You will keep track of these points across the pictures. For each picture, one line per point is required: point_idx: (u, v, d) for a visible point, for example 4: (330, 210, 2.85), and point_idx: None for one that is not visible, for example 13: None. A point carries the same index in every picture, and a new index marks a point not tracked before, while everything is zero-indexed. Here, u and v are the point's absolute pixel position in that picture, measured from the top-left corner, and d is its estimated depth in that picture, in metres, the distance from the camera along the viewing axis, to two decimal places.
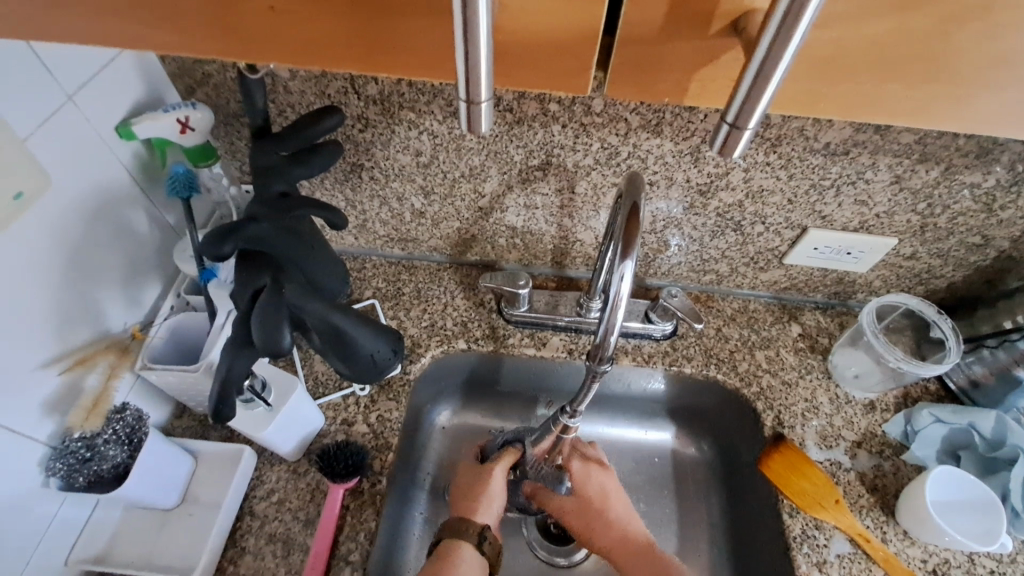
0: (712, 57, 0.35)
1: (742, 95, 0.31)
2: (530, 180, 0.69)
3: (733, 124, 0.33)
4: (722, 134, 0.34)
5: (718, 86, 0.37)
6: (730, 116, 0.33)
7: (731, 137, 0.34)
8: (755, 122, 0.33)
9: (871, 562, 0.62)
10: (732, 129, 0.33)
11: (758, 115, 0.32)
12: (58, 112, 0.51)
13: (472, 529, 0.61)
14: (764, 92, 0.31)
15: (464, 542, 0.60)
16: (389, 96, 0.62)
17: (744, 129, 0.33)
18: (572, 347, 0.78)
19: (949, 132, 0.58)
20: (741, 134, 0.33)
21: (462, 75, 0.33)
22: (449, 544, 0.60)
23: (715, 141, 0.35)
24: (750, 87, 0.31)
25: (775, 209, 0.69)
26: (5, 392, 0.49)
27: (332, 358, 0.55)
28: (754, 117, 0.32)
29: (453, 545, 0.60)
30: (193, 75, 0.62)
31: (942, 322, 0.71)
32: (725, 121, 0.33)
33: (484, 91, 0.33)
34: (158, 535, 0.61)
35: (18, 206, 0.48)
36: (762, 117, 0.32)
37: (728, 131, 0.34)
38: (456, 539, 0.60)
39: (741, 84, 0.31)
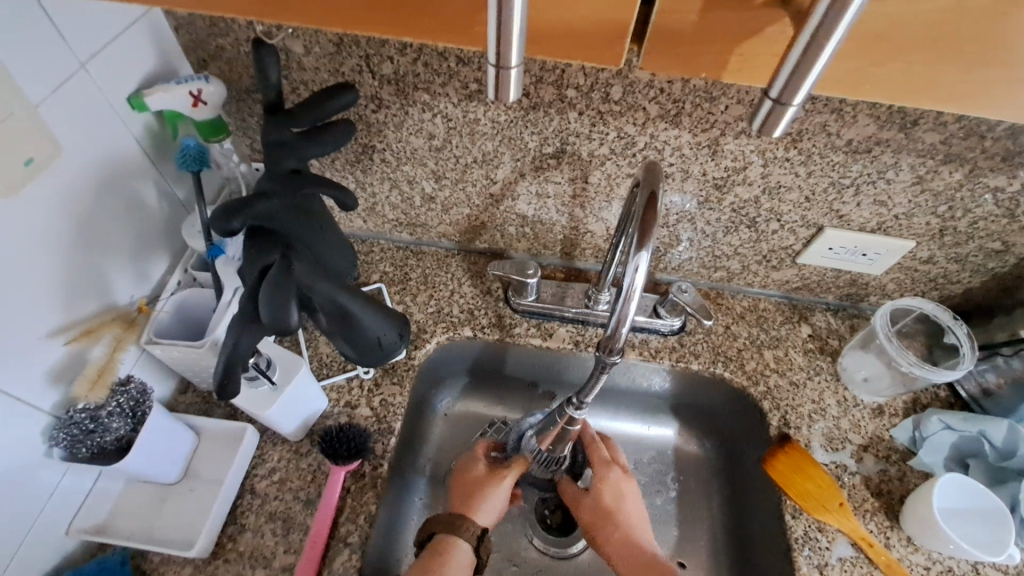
0: (754, 31, 0.38)
1: (788, 72, 0.33)
2: (543, 168, 0.68)
3: (776, 100, 0.35)
4: (765, 110, 0.36)
5: (758, 62, 0.41)
6: (773, 92, 0.34)
7: (772, 114, 0.35)
8: (800, 99, 0.34)
9: (873, 566, 0.62)
10: (775, 105, 0.35)
11: (802, 94, 0.34)
12: (70, 80, 0.50)
13: (469, 527, 0.61)
14: (812, 65, 0.32)
15: (461, 538, 0.60)
16: (404, 77, 0.61)
17: (789, 105, 0.35)
18: (578, 339, 0.77)
19: (976, 133, 0.56)
20: (784, 111, 0.35)
21: (494, 40, 0.34)
22: (442, 539, 0.60)
23: (756, 118, 0.36)
24: (797, 61, 0.32)
25: (791, 206, 0.68)
26: (10, 360, 0.49)
27: (337, 339, 0.54)
28: (799, 94, 0.34)
29: (448, 540, 0.60)
30: (207, 49, 0.61)
31: (956, 328, 0.69)
32: (768, 98, 0.35)
33: (515, 56, 0.35)
34: (159, 509, 0.62)
35: (28, 171, 0.47)
36: (807, 95, 0.34)
37: (772, 107, 0.35)
38: (452, 533, 0.60)
39: (788, 59, 0.32)
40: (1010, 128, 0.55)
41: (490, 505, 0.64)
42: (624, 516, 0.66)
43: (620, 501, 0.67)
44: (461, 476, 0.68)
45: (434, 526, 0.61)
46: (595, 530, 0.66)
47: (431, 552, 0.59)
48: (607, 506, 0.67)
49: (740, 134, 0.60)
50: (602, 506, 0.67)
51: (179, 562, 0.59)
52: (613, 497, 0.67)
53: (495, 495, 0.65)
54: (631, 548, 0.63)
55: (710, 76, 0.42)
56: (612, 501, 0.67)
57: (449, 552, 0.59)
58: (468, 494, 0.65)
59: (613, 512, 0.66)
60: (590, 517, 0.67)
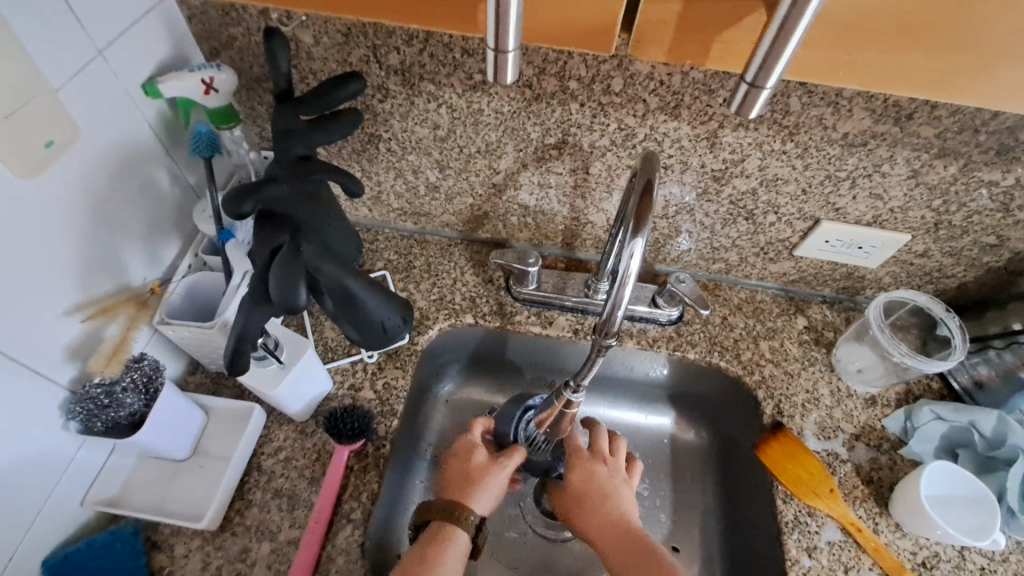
0: (736, 20, 0.45)
1: (761, 58, 0.36)
2: (545, 159, 0.70)
3: (751, 84, 0.38)
4: (742, 93, 0.39)
5: (738, 50, 0.47)
6: (749, 76, 0.37)
7: (748, 96, 0.38)
8: (772, 83, 0.37)
9: (861, 550, 0.63)
10: (750, 88, 0.38)
11: (775, 77, 0.37)
12: (88, 66, 0.52)
13: (469, 516, 0.60)
14: (784, 49, 0.35)
15: (460, 528, 0.60)
16: (410, 67, 0.62)
17: (764, 88, 0.38)
18: (577, 328, 0.78)
19: (970, 127, 0.57)
20: (758, 94, 0.38)
21: (493, 26, 0.37)
22: (440, 528, 0.59)
23: (734, 100, 0.40)
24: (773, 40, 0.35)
25: (788, 199, 0.69)
26: (30, 335, 0.51)
27: (341, 321, 0.56)
28: (772, 78, 0.37)
29: (447, 527, 0.59)
30: (219, 38, 0.63)
31: (949, 321, 0.70)
32: (744, 81, 0.38)
33: (511, 42, 0.38)
34: (169, 483, 0.64)
35: (49, 153, 0.49)
36: (778, 79, 0.37)
37: (748, 90, 0.38)
38: (453, 523, 0.59)
39: (764, 42, 0.35)
40: (1004, 123, 0.56)
41: (489, 495, 0.63)
42: (591, 501, 0.63)
43: (586, 488, 0.64)
44: (458, 462, 0.66)
45: (432, 514, 0.60)
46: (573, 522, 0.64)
47: (429, 539, 0.59)
48: (574, 495, 0.65)
49: (738, 126, 0.61)
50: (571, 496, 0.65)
51: (189, 534, 0.62)
52: (581, 483, 0.65)
53: (492, 483, 0.64)
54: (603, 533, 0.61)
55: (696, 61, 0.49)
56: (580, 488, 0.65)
57: (449, 540, 0.59)
58: (468, 481, 0.63)
59: (581, 499, 0.64)
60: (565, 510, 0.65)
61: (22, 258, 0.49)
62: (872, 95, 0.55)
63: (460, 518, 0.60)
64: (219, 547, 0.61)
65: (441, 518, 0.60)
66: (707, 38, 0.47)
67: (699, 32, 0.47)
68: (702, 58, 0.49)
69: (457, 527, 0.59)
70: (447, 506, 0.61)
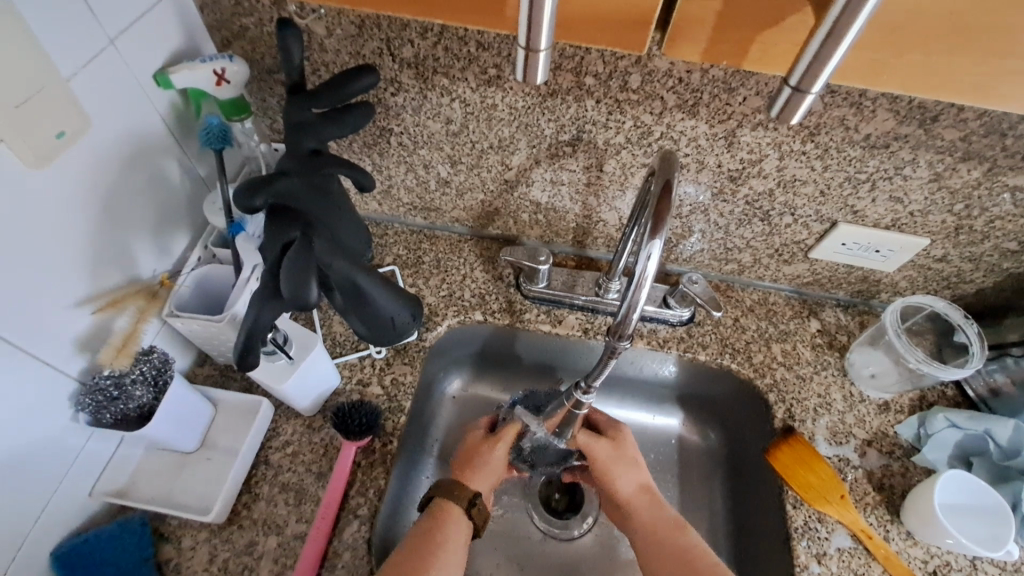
0: (777, 21, 0.46)
1: (807, 62, 0.35)
2: (558, 156, 0.69)
3: (795, 88, 0.37)
4: (784, 97, 0.38)
5: (778, 53, 0.48)
6: (793, 80, 0.36)
7: (791, 100, 0.37)
8: (817, 88, 0.36)
9: (870, 557, 0.62)
10: (795, 91, 0.37)
11: (821, 82, 0.36)
12: (100, 56, 0.51)
13: (464, 491, 0.61)
14: (834, 50, 0.34)
15: (458, 504, 0.60)
16: (424, 60, 0.61)
17: (807, 93, 0.37)
18: (587, 326, 0.78)
19: (997, 131, 0.56)
20: (802, 98, 0.37)
21: (525, 22, 0.37)
22: (439, 508, 0.60)
23: (776, 103, 0.38)
24: (824, 39, 0.33)
25: (806, 200, 0.67)
26: (40, 326, 0.51)
27: (352, 318, 0.55)
28: (818, 83, 0.36)
29: (446, 505, 0.60)
30: (231, 28, 0.62)
31: (967, 327, 0.69)
32: (788, 85, 0.37)
33: (543, 40, 0.37)
34: (176, 475, 0.64)
35: (60, 144, 0.49)
36: (825, 83, 0.36)
37: (790, 94, 0.37)
38: (450, 499, 0.60)
39: (809, 48, 0.35)
40: None
41: (485, 472, 0.64)
42: (641, 463, 0.66)
43: (636, 451, 0.66)
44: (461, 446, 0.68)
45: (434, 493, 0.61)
46: (615, 476, 0.64)
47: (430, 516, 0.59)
48: (626, 453, 0.65)
49: (757, 125, 0.60)
50: (621, 454, 0.65)
51: (196, 527, 0.62)
52: (635, 447, 0.67)
53: (489, 465, 0.65)
54: (647, 494, 0.63)
55: (732, 62, 0.50)
56: (633, 449, 0.66)
57: (448, 518, 0.59)
58: (469, 461, 0.65)
59: (632, 460, 0.65)
60: (609, 463, 0.65)
61: (31, 250, 0.49)
62: (897, 96, 0.54)
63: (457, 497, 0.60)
64: (226, 540, 0.61)
65: (441, 494, 0.61)
66: (745, 38, 0.48)
67: (737, 32, 0.48)
68: (739, 58, 0.49)
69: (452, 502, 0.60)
70: (446, 483, 0.61)
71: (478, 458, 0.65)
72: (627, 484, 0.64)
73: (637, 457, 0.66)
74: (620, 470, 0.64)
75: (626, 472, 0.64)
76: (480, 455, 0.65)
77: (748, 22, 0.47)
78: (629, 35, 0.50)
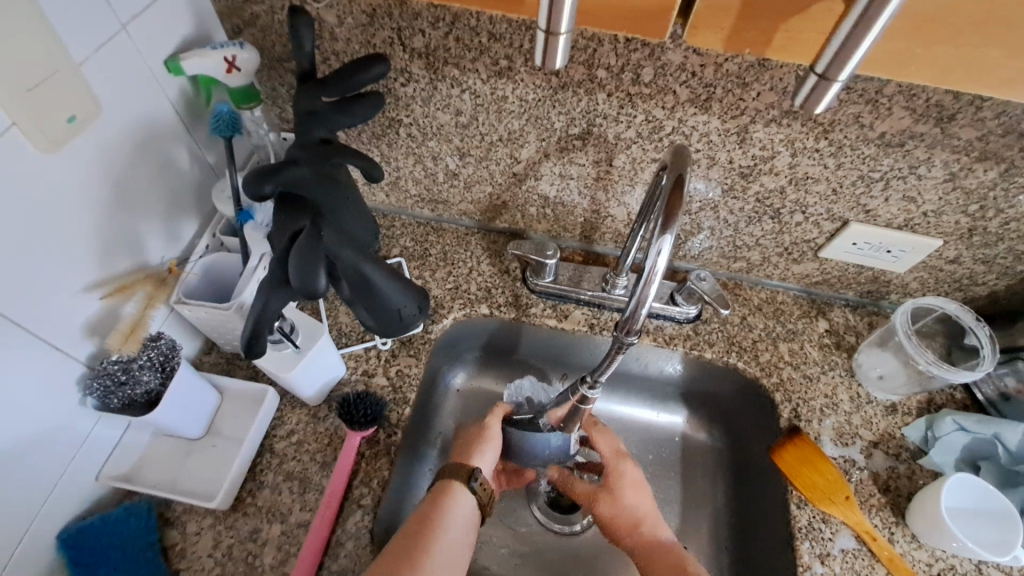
0: (803, 8, 0.45)
1: (835, 49, 0.35)
2: (568, 150, 0.68)
3: (821, 75, 0.36)
4: (809, 85, 0.37)
5: (804, 41, 0.48)
6: (819, 68, 0.36)
7: (817, 89, 0.37)
8: (845, 76, 0.36)
9: (874, 560, 0.62)
10: (820, 80, 0.36)
11: (848, 70, 0.35)
12: (112, 40, 0.51)
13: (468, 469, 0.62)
14: (861, 41, 0.33)
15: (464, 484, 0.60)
16: (435, 50, 0.61)
17: (834, 80, 0.36)
18: (593, 322, 0.77)
19: (1015, 130, 0.55)
20: (828, 87, 0.36)
21: (546, 6, 0.36)
22: (442, 485, 0.60)
23: (800, 93, 0.38)
24: (850, 31, 0.33)
25: (817, 198, 0.67)
26: (49, 310, 0.51)
27: (358, 308, 0.55)
28: (845, 70, 0.35)
29: (452, 484, 0.60)
30: (242, 16, 0.62)
31: (979, 331, 0.68)
32: (814, 72, 0.36)
33: (565, 23, 0.37)
34: (181, 461, 0.64)
35: (71, 129, 0.49)
36: (852, 72, 0.35)
37: (816, 82, 0.37)
38: (456, 478, 0.61)
39: (836, 36, 0.34)
40: None
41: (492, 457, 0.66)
42: (639, 498, 0.66)
43: (639, 485, 0.66)
44: (463, 432, 0.69)
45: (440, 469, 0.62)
46: (620, 494, 0.66)
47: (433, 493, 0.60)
48: (625, 488, 0.66)
49: (770, 122, 0.59)
50: (626, 475, 0.67)
51: (201, 513, 0.62)
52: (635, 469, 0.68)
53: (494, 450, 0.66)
54: (648, 516, 0.65)
55: (755, 50, 0.50)
56: (633, 482, 0.66)
57: (454, 496, 0.59)
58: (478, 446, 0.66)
59: (631, 495, 0.66)
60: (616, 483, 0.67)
61: (42, 234, 0.49)
62: (914, 93, 0.53)
63: (460, 475, 0.61)
64: (230, 527, 0.61)
65: (446, 471, 0.61)
66: (769, 25, 0.47)
67: (760, 21, 0.47)
68: (763, 46, 0.49)
69: (456, 482, 0.60)
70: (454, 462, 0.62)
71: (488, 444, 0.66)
72: (618, 514, 0.65)
73: (637, 492, 0.66)
74: (628, 490, 0.66)
75: (632, 492, 0.66)
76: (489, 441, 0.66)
77: (774, 9, 0.46)
78: (654, 21, 0.50)
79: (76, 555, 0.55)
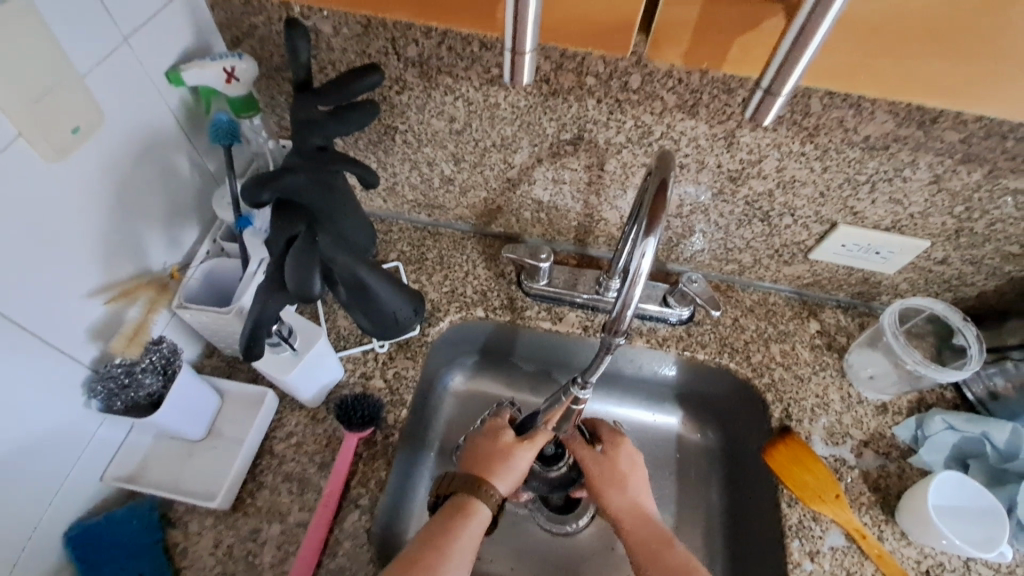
0: (757, 23, 0.50)
1: (778, 63, 0.37)
2: (560, 154, 0.70)
3: (767, 90, 0.39)
4: (756, 98, 0.40)
5: (757, 54, 0.53)
6: (764, 82, 0.38)
7: (763, 102, 0.39)
8: (788, 89, 0.38)
9: (864, 557, 0.63)
10: (766, 93, 0.39)
11: (791, 83, 0.38)
12: (114, 53, 0.53)
13: (488, 488, 0.60)
14: (800, 58, 0.36)
15: (483, 502, 0.60)
16: (428, 60, 0.62)
17: (778, 94, 0.38)
18: (587, 324, 0.79)
19: (997, 133, 0.56)
20: (773, 100, 0.39)
21: (510, 26, 0.38)
22: (460, 501, 0.59)
23: (749, 106, 0.40)
24: (788, 55, 0.36)
25: (806, 201, 0.68)
26: (54, 315, 0.53)
27: (354, 312, 0.57)
28: (788, 83, 0.37)
29: (470, 501, 0.59)
30: (241, 27, 0.64)
31: (966, 330, 0.69)
32: (760, 87, 0.39)
33: (529, 41, 0.39)
34: (183, 463, 0.66)
35: (75, 139, 0.51)
36: (795, 85, 0.38)
37: (762, 96, 0.39)
38: (473, 496, 0.59)
39: (778, 52, 0.36)
40: None
41: (511, 474, 0.63)
42: (633, 483, 0.64)
43: (630, 468, 0.65)
44: (480, 439, 0.66)
45: (454, 487, 0.61)
46: (606, 493, 0.64)
47: (451, 511, 0.59)
48: (618, 471, 0.65)
49: (756, 127, 0.61)
50: (615, 473, 0.65)
51: (202, 513, 0.63)
52: (629, 464, 0.66)
53: (514, 463, 0.64)
54: (639, 513, 0.62)
55: (714, 64, 0.55)
56: (627, 467, 0.66)
57: (473, 513, 0.59)
58: (494, 459, 0.63)
59: (624, 479, 0.64)
60: (602, 482, 0.65)
61: (46, 240, 0.51)
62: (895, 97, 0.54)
63: (477, 492, 0.60)
64: (230, 527, 0.63)
65: (464, 491, 0.60)
66: (724, 43, 0.53)
67: (718, 37, 0.53)
68: (720, 61, 0.55)
69: (478, 500, 0.59)
70: (470, 478, 0.61)
71: (504, 457, 0.64)
72: (618, 502, 0.63)
73: (631, 476, 0.65)
74: (613, 488, 0.64)
75: (617, 490, 0.64)
76: (503, 455, 0.64)
77: (729, 28, 0.52)
78: (616, 40, 0.55)
79: (82, 554, 0.57)
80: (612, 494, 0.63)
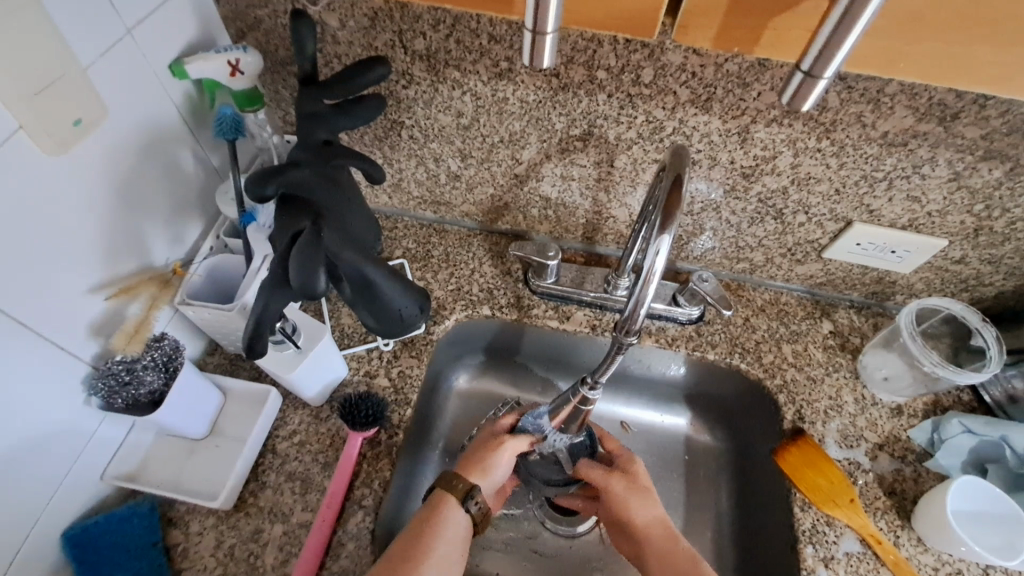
0: (790, 6, 0.46)
1: (820, 46, 0.35)
2: (569, 150, 0.68)
3: (807, 73, 0.37)
4: (796, 82, 0.38)
5: (792, 37, 0.48)
6: (805, 65, 0.37)
7: (803, 85, 0.38)
8: (830, 73, 0.37)
9: (879, 563, 0.61)
10: (806, 77, 0.37)
11: (834, 67, 0.36)
12: (117, 45, 0.52)
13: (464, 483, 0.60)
14: (848, 37, 0.34)
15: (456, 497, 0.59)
16: (436, 53, 0.61)
17: (820, 78, 0.37)
18: (595, 323, 0.77)
19: (1019, 129, 0.54)
20: (814, 83, 0.37)
21: (532, 7, 0.37)
22: (438, 494, 0.60)
23: (788, 89, 0.39)
24: (829, 36, 0.34)
25: (820, 198, 0.66)
26: (55, 313, 0.52)
27: (361, 310, 0.55)
28: (830, 68, 0.36)
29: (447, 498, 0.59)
30: (246, 20, 0.63)
31: (985, 331, 0.67)
32: (800, 70, 0.37)
33: (551, 23, 0.38)
34: (185, 462, 0.65)
35: (77, 132, 0.50)
36: (838, 69, 0.36)
37: (803, 79, 0.38)
38: (449, 490, 0.59)
39: (820, 35, 0.35)
40: None
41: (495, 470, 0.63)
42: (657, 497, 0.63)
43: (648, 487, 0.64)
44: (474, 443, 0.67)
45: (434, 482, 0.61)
46: (631, 506, 0.62)
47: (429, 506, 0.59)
48: (640, 485, 0.63)
49: (772, 121, 0.59)
50: (637, 486, 0.63)
51: (204, 512, 0.62)
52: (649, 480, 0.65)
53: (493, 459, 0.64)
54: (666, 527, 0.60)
55: (743, 49, 0.51)
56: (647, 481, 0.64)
57: (448, 507, 0.58)
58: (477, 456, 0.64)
59: (646, 493, 0.63)
60: (624, 495, 0.62)
61: (46, 237, 0.49)
62: (916, 92, 0.53)
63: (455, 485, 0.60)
64: (232, 527, 0.62)
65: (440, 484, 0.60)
66: (755, 24, 0.48)
67: (747, 19, 0.48)
68: (752, 44, 0.50)
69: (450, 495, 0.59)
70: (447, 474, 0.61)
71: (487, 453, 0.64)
72: (645, 514, 0.61)
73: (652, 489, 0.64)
74: (637, 501, 0.62)
75: (642, 502, 0.62)
76: (488, 451, 0.64)
77: (762, 7, 0.47)
78: (635, 21, 0.51)
79: (80, 554, 0.56)
80: (636, 506, 0.62)
